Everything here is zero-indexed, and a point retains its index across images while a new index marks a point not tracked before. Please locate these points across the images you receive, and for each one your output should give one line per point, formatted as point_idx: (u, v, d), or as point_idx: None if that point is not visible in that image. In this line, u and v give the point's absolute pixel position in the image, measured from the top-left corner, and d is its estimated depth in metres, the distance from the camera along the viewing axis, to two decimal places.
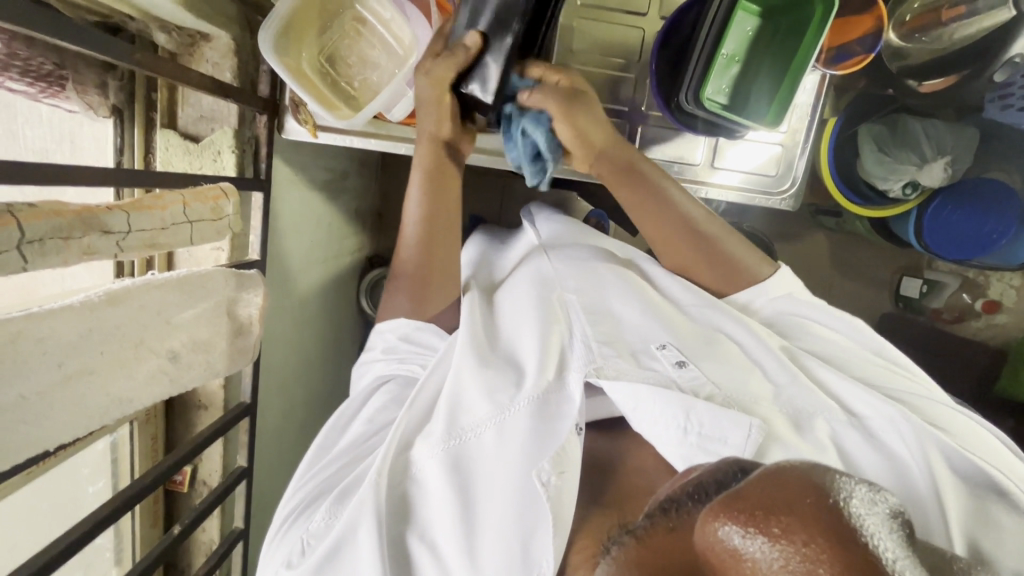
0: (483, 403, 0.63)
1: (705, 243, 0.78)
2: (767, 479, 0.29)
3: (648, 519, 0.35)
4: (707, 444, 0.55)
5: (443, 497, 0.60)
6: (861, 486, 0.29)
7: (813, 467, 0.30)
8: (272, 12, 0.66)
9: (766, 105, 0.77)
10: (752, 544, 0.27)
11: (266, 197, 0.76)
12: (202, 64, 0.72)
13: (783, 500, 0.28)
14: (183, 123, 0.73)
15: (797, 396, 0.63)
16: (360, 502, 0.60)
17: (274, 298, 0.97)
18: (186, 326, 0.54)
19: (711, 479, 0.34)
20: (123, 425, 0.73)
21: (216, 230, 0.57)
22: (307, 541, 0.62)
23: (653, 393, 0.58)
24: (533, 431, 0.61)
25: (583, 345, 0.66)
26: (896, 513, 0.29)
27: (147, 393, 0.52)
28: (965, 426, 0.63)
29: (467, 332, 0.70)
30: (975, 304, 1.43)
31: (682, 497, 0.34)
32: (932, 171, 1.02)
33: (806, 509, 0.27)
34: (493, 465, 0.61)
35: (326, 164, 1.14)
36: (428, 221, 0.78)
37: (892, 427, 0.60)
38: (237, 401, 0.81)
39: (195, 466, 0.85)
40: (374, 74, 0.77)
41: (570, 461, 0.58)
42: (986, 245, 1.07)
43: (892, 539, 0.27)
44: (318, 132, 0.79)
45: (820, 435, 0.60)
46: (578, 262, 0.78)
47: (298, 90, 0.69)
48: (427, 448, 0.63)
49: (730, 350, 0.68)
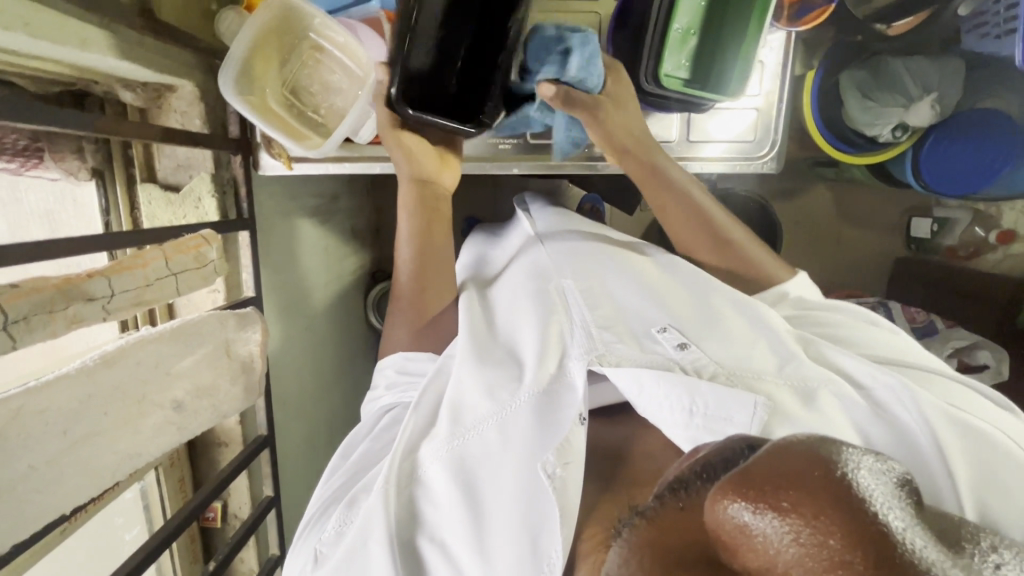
0: (484, 401, 0.65)
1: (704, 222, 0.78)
2: (774, 451, 0.28)
3: (658, 499, 0.34)
4: (713, 423, 0.55)
5: (451, 498, 0.62)
6: (868, 457, 0.27)
7: (820, 438, 0.28)
8: (227, 56, 0.68)
9: (732, 71, 0.76)
10: (760, 524, 0.25)
11: (253, 233, 0.79)
12: (172, 115, 0.73)
13: (801, 470, 0.26)
14: (162, 175, 0.75)
15: (803, 366, 0.62)
16: (369, 509, 0.62)
17: (282, 326, 1.00)
18: (186, 373, 0.57)
19: (722, 457, 0.33)
20: (149, 472, 0.76)
21: (202, 275, 0.59)
22: (319, 551, 0.65)
23: (657, 377, 0.58)
24: (534, 424, 0.62)
25: (584, 333, 0.66)
26: (902, 482, 0.28)
27: (157, 445, 0.54)
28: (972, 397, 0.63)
29: (467, 334, 0.71)
30: (989, 237, 1.44)
31: (688, 474, 0.34)
32: (920, 111, 0.99)
33: (818, 482, 0.25)
34: (497, 461, 0.62)
35: (314, 190, 1.16)
36: (424, 258, 0.78)
37: (900, 399, 0.59)
38: (255, 434, 0.84)
39: (225, 501, 0.88)
40: (339, 100, 0.78)
41: (574, 452, 0.59)
42: (989, 175, 1.08)
43: (895, 507, 0.26)
44: (294, 163, 0.80)
45: (827, 408, 0.59)
46: (573, 250, 0.79)
47: (266, 128, 0.71)
48: (434, 450, 0.64)
49: (733, 329, 0.67)
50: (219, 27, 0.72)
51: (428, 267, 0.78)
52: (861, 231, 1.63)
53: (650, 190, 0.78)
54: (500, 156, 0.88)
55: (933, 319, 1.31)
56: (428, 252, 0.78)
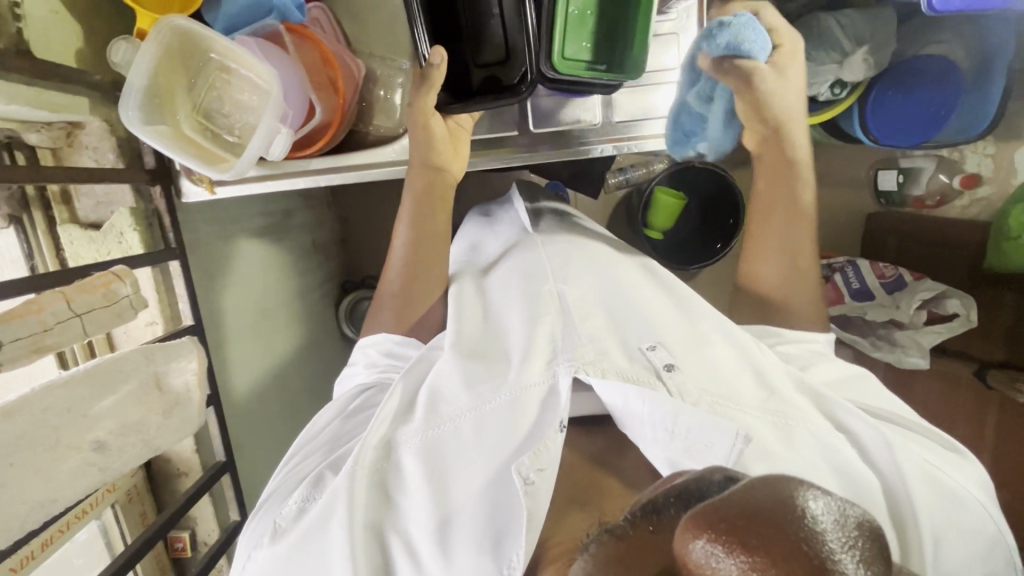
0: (463, 395, 0.67)
1: (789, 256, 0.82)
2: (743, 490, 0.28)
3: (630, 519, 0.35)
4: (693, 451, 0.59)
5: (418, 484, 0.62)
6: (831, 501, 0.28)
7: (784, 479, 0.29)
8: (126, 87, 0.66)
9: (630, 51, 0.80)
10: (727, 560, 0.25)
11: (185, 262, 0.78)
12: (84, 151, 0.73)
13: (764, 515, 0.26)
14: (83, 213, 0.75)
15: (784, 399, 0.67)
16: (334, 491, 0.62)
17: (241, 349, 1.01)
18: (108, 414, 0.57)
19: (696, 486, 0.34)
20: (106, 508, 0.76)
21: (116, 312, 0.58)
22: (278, 525, 0.64)
23: (642, 395, 0.61)
24: (507, 420, 0.63)
25: (571, 341, 0.69)
26: (866, 527, 0.28)
27: (73, 489, 0.53)
28: (944, 455, 0.67)
29: (454, 333, 0.74)
30: (954, 182, 1.39)
31: (664, 499, 0.34)
32: (854, 67, 0.98)
33: (780, 527, 0.26)
34: (469, 453, 0.63)
35: (262, 209, 1.15)
36: (415, 243, 0.83)
37: (884, 447, 0.63)
38: (213, 460, 0.85)
39: (193, 530, 0.88)
40: (252, 117, 0.75)
41: (548, 458, 0.59)
42: (936, 123, 1.07)
43: (854, 553, 0.26)
44: (217, 187, 0.79)
45: (801, 444, 0.63)
46: (560, 259, 0.82)
47: (176, 156, 0.70)
48: (407, 436, 0.66)
49: (718, 354, 0.71)
50: (111, 51, 0.68)
51: (417, 273, 0.82)
52: (829, 190, 1.61)
53: (767, 181, 0.82)
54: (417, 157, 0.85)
55: (901, 273, 1.30)
56: (418, 253, 0.83)
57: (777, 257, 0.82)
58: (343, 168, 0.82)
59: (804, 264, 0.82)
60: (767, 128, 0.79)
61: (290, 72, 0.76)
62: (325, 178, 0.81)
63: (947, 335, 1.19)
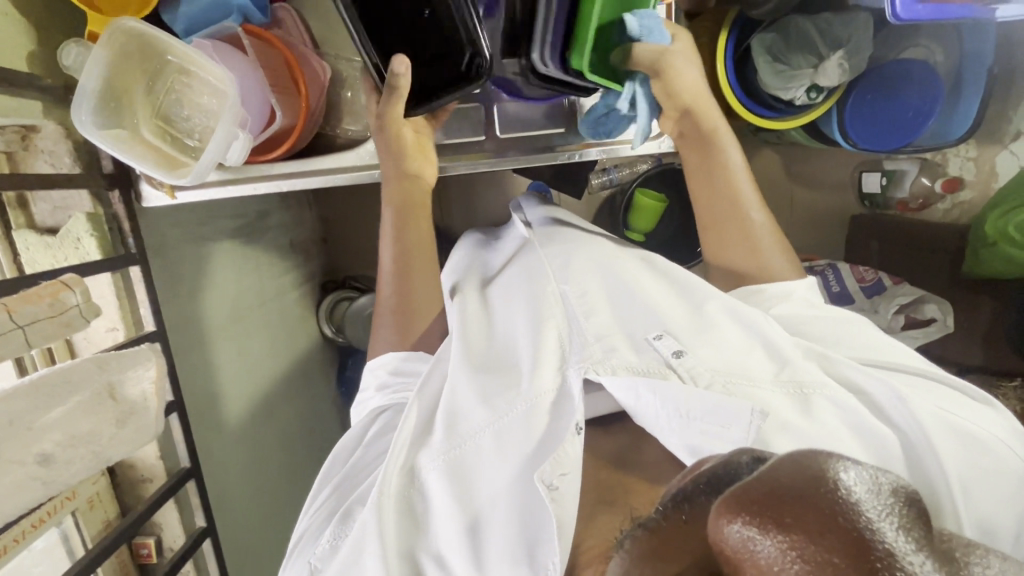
0: (480, 411, 0.69)
1: (741, 226, 0.85)
2: (772, 469, 0.30)
3: (661, 510, 0.36)
4: (710, 430, 0.59)
5: (446, 504, 0.65)
6: (863, 470, 0.29)
7: (812, 452, 0.31)
8: (78, 91, 0.65)
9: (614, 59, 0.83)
10: (765, 542, 0.27)
11: (146, 267, 0.78)
12: (39, 155, 0.71)
13: (798, 492, 0.28)
14: (40, 218, 0.74)
15: (798, 370, 0.68)
16: (363, 524, 0.64)
17: (213, 351, 1.00)
18: (56, 425, 0.56)
19: (725, 470, 0.34)
20: (66, 514, 0.75)
21: (64, 322, 0.58)
22: (313, 566, 0.67)
23: (652, 388, 0.63)
24: (527, 431, 0.66)
25: (577, 339, 0.71)
26: (899, 490, 0.29)
27: (17, 502, 0.53)
28: (961, 400, 0.67)
29: (460, 348, 0.76)
30: (936, 186, 1.38)
31: (693, 487, 0.34)
32: (830, 71, 0.98)
33: (815, 502, 0.27)
34: (493, 467, 0.66)
35: (232, 211, 1.14)
36: (406, 253, 0.85)
37: (897, 404, 0.64)
38: (177, 466, 0.85)
39: (159, 536, 0.87)
40: (210, 121, 0.74)
41: (570, 462, 0.60)
42: (913, 129, 1.07)
43: (892, 520, 0.27)
44: (177, 191, 0.78)
45: (820, 412, 0.64)
46: (565, 249, 0.84)
47: (129, 161, 0.68)
48: (430, 459, 0.68)
49: (725, 334, 0.72)
50: (61, 53, 0.67)
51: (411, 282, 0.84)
52: (811, 191, 1.61)
53: (693, 170, 0.88)
54: (382, 163, 0.85)
55: (880, 277, 1.29)
56: (409, 264, 0.84)
57: (731, 230, 0.86)
58: (305, 172, 0.81)
59: (755, 231, 0.85)
60: (679, 111, 0.86)
61: (245, 75, 0.74)
62: (285, 183, 0.81)
63: (923, 341, 1.21)
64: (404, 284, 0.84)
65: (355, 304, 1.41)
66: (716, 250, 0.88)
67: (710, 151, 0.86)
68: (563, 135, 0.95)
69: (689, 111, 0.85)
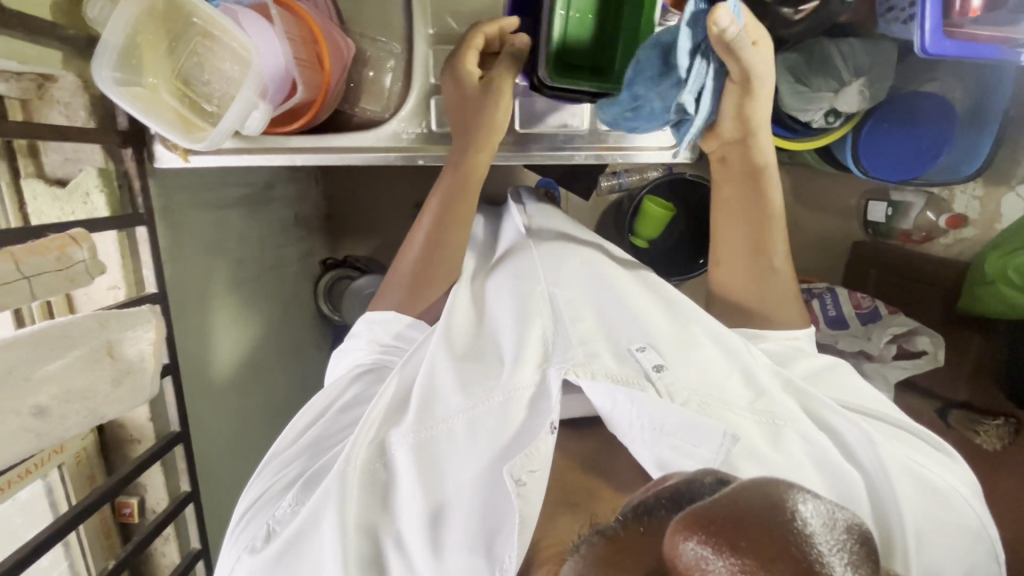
0: (457, 396, 0.70)
1: (758, 262, 0.84)
2: (732, 496, 0.33)
3: (621, 520, 0.38)
4: (681, 450, 0.60)
5: (408, 486, 0.65)
6: (814, 503, 0.32)
7: (769, 482, 0.34)
8: (99, 44, 0.65)
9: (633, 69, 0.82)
10: (716, 562, 0.29)
11: (152, 229, 0.77)
12: (54, 105, 0.70)
13: (754, 519, 0.31)
14: (50, 169, 0.73)
15: (774, 402, 0.69)
16: (322, 495, 0.65)
17: (208, 317, 1.00)
18: (54, 378, 0.56)
19: (687, 488, 0.38)
20: (54, 467, 0.75)
21: (68, 277, 0.58)
22: (270, 528, 0.67)
23: (631, 397, 0.64)
24: (500, 424, 0.66)
25: (562, 339, 0.72)
26: (846, 525, 0.32)
27: (12, 451, 0.53)
28: (923, 448, 0.71)
29: (443, 334, 0.77)
30: (940, 220, 1.37)
31: (655, 501, 0.38)
32: (849, 97, 0.98)
33: (770, 528, 0.30)
34: (460, 457, 0.66)
35: (240, 179, 1.13)
36: (440, 214, 0.82)
37: (868, 445, 0.66)
38: (166, 430, 0.85)
39: (142, 496, 0.88)
40: (231, 89, 0.73)
41: (540, 460, 0.61)
42: (922, 162, 1.07)
43: (837, 553, 0.30)
44: (190, 155, 0.77)
45: (789, 445, 0.65)
46: (559, 253, 0.85)
47: (147, 121, 0.68)
48: (399, 438, 0.69)
49: (706, 355, 0.73)
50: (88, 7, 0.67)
51: (439, 245, 0.82)
52: (816, 215, 1.62)
53: (726, 203, 0.84)
54: (399, 147, 0.84)
55: (876, 306, 1.31)
56: (443, 226, 0.82)
57: (746, 267, 0.84)
58: (320, 147, 0.80)
59: (773, 270, 0.84)
60: (735, 136, 0.78)
61: (264, 36, 0.73)
62: (303, 157, 0.80)
63: (911, 371, 1.20)
64: (429, 256, 0.82)
65: (353, 284, 1.40)
66: (725, 282, 0.87)
67: (752, 187, 0.81)
68: (581, 136, 0.95)
69: (744, 139, 0.78)
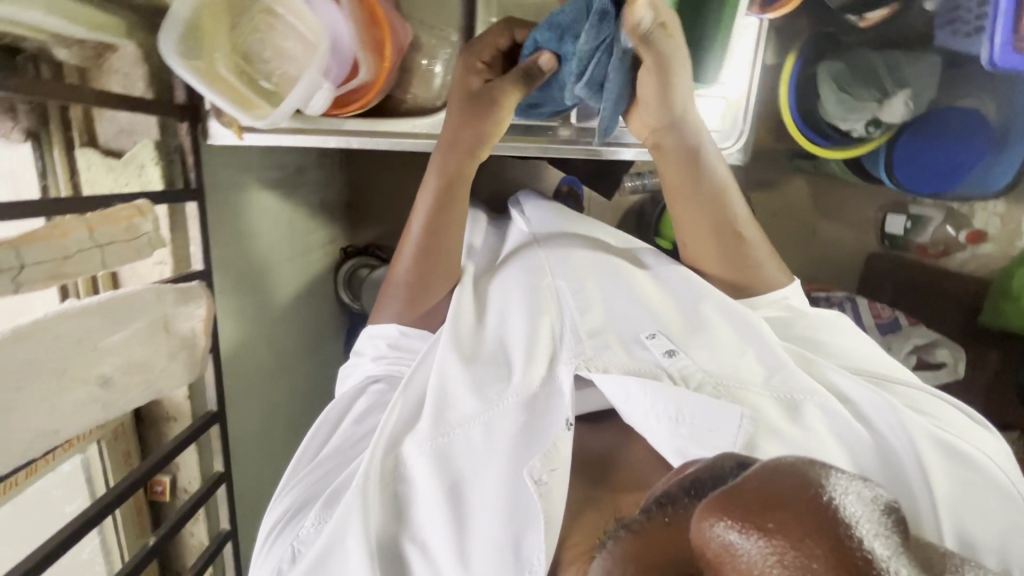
0: (471, 400, 0.69)
1: (726, 239, 0.80)
2: (761, 472, 0.30)
3: (645, 512, 0.35)
4: (699, 435, 0.61)
5: (432, 495, 0.65)
6: (853, 483, 0.29)
7: (803, 461, 0.31)
8: (167, 17, 0.65)
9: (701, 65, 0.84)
10: (747, 544, 0.27)
11: (201, 205, 0.76)
12: (113, 75, 0.70)
13: (789, 496, 0.28)
14: (104, 140, 0.72)
15: (791, 377, 0.69)
16: (346, 511, 0.64)
17: (239, 298, 0.99)
18: (118, 348, 0.56)
19: (710, 475, 0.34)
20: (92, 444, 0.75)
21: (134, 248, 0.57)
22: (295, 549, 0.66)
23: (644, 386, 0.64)
24: (521, 425, 0.66)
25: (571, 336, 0.71)
26: (885, 507, 0.29)
27: (77, 420, 0.52)
28: (943, 409, 0.70)
29: (451, 339, 0.73)
30: (960, 235, 1.41)
31: (678, 491, 0.34)
32: (893, 108, 0.99)
33: (805, 507, 0.27)
34: (480, 463, 0.66)
35: (276, 160, 1.12)
36: (437, 212, 0.78)
37: (888, 413, 0.65)
38: (203, 409, 0.84)
39: (174, 475, 0.87)
40: (292, 68, 0.73)
41: (560, 459, 0.62)
42: (956, 175, 1.09)
43: (878, 534, 0.27)
44: (245, 132, 0.77)
45: (810, 418, 0.66)
46: (564, 242, 0.83)
47: (212, 97, 0.69)
48: (416, 447, 0.68)
49: (719, 336, 0.73)
50: None
51: (434, 252, 0.79)
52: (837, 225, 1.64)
53: (676, 190, 0.81)
54: None
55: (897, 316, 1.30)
56: (435, 236, 0.78)
57: (716, 246, 0.81)
58: (370, 132, 0.81)
59: (749, 246, 0.80)
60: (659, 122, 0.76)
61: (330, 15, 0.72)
62: (356, 142, 0.82)
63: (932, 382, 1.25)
64: (425, 260, 0.79)
65: (375, 273, 1.39)
66: (697, 261, 0.84)
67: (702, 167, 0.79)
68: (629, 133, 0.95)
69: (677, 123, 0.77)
